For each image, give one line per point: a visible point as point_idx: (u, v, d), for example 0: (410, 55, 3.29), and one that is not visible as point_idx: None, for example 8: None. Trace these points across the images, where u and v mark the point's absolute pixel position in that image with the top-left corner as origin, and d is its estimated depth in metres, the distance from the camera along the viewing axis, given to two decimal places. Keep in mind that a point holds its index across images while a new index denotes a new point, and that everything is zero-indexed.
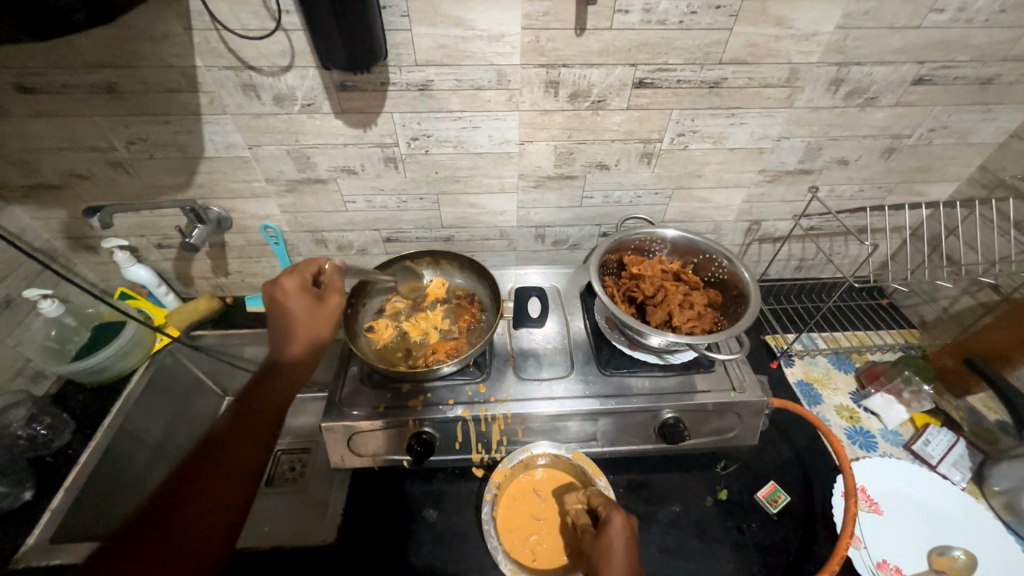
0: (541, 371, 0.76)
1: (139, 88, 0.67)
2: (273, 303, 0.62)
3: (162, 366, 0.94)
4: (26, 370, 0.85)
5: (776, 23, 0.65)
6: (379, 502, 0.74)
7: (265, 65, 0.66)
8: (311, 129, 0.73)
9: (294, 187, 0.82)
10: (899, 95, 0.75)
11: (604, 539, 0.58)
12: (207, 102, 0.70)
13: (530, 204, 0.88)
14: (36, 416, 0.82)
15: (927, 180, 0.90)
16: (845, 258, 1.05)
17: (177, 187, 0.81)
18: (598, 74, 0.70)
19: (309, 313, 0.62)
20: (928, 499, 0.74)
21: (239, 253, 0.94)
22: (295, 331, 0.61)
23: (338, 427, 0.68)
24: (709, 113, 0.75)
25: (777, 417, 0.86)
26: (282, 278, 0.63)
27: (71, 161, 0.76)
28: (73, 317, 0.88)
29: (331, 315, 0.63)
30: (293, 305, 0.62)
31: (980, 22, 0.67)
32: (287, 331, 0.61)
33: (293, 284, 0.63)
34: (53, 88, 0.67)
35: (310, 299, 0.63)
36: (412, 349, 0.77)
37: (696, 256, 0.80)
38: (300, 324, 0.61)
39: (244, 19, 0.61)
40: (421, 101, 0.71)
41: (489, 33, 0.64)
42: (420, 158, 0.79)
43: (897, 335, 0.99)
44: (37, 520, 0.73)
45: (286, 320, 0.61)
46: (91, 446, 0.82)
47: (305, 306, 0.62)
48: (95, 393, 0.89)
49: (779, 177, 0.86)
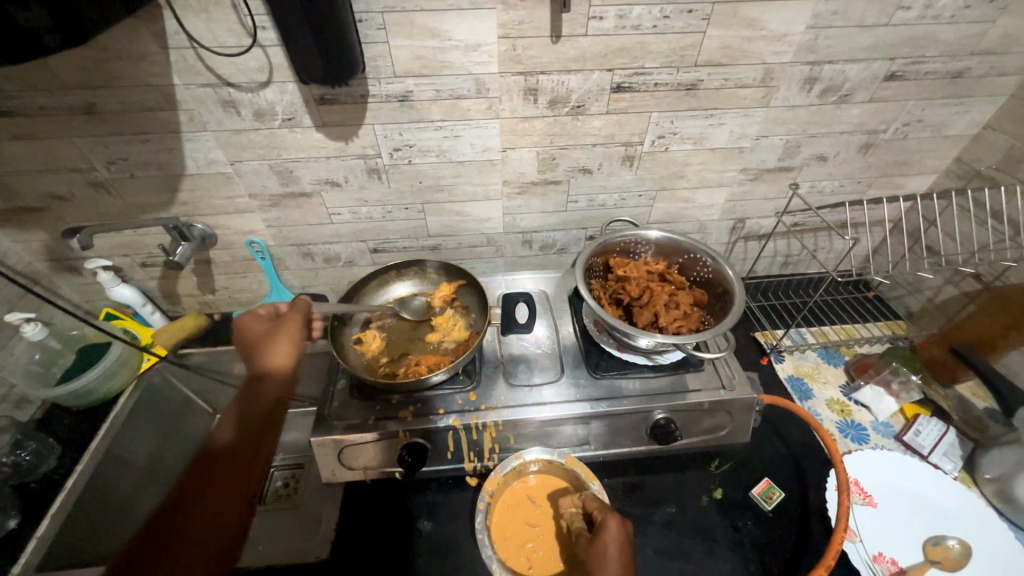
0: (532, 377, 0.76)
1: (118, 108, 0.67)
2: (241, 340, 0.67)
3: (150, 386, 0.93)
4: (10, 395, 0.83)
5: (748, 25, 0.66)
6: (371, 516, 0.73)
7: (243, 81, 0.66)
8: (293, 143, 0.73)
9: (278, 202, 0.82)
10: (872, 91, 0.77)
11: (598, 542, 0.58)
12: (187, 120, 0.70)
13: (516, 210, 0.89)
14: (21, 442, 0.81)
15: (906, 174, 0.91)
16: (830, 253, 1.06)
17: (161, 206, 0.81)
18: (576, 80, 0.70)
19: (274, 337, 0.67)
20: (921, 490, 0.74)
21: (225, 269, 0.94)
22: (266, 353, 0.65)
23: (328, 441, 0.68)
24: (687, 115, 0.76)
25: (769, 413, 0.86)
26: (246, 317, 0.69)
27: (50, 183, 0.75)
28: (56, 340, 0.87)
29: (294, 338, 0.67)
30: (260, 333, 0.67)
31: (946, 17, 0.69)
32: (254, 354, 0.66)
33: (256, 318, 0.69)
34: (31, 110, 0.66)
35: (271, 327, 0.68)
36: (399, 360, 0.77)
37: (681, 255, 0.81)
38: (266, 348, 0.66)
39: (221, 36, 0.61)
40: (401, 112, 0.71)
41: (466, 43, 0.65)
42: (403, 168, 0.79)
43: (884, 327, 1.00)
44: (22, 548, 0.72)
45: (260, 348, 0.66)
46: (77, 470, 0.80)
47: (273, 335, 0.67)
48: (80, 416, 0.87)
49: (761, 175, 0.87)
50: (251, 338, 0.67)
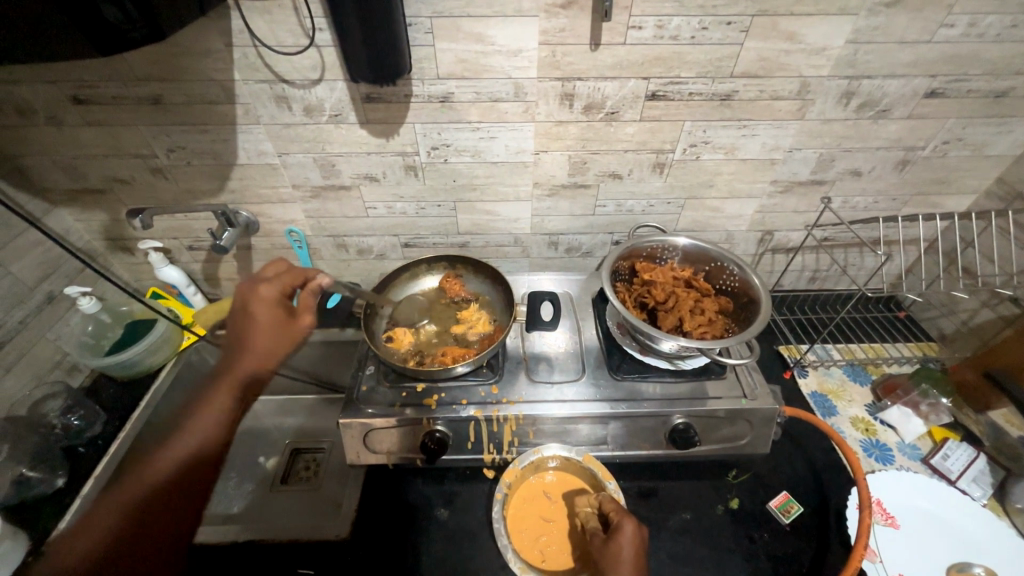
0: (553, 375, 0.77)
1: (182, 100, 0.72)
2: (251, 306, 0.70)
3: (188, 363, 0.99)
4: (63, 363, 0.89)
5: (786, 38, 0.67)
6: (389, 501, 0.75)
7: (298, 78, 0.70)
8: (337, 138, 0.77)
9: (319, 193, 0.86)
10: (911, 107, 0.76)
11: (613, 543, 0.59)
12: (243, 113, 0.74)
13: (544, 212, 0.91)
14: (71, 407, 0.85)
15: (943, 193, 0.90)
16: (861, 270, 1.04)
17: (211, 192, 0.85)
18: (612, 87, 0.72)
19: (274, 323, 0.69)
20: (948, 516, 0.72)
21: (264, 256, 0.98)
22: (256, 338, 0.68)
23: (355, 423, 0.70)
24: (720, 125, 0.77)
25: (791, 427, 0.85)
26: (253, 288, 0.71)
27: (114, 167, 0.81)
28: (108, 314, 0.92)
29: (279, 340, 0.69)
30: (263, 314, 0.69)
31: (992, 36, 0.68)
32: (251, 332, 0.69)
33: (265, 294, 0.70)
34: (104, 99, 0.72)
35: (280, 313, 0.70)
36: (426, 350, 0.80)
37: (708, 263, 0.81)
38: (267, 330, 0.68)
39: (281, 36, 0.66)
40: (442, 112, 0.75)
41: (508, 48, 0.68)
42: (439, 166, 0.82)
43: (914, 348, 0.98)
44: (68, 506, 0.77)
45: (251, 328, 0.68)
46: (121, 437, 0.86)
47: (275, 321, 0.69)
48: (123, 388, 0.93)
49: (792, 188, 0.87)
50: (249, 298, 0.70)
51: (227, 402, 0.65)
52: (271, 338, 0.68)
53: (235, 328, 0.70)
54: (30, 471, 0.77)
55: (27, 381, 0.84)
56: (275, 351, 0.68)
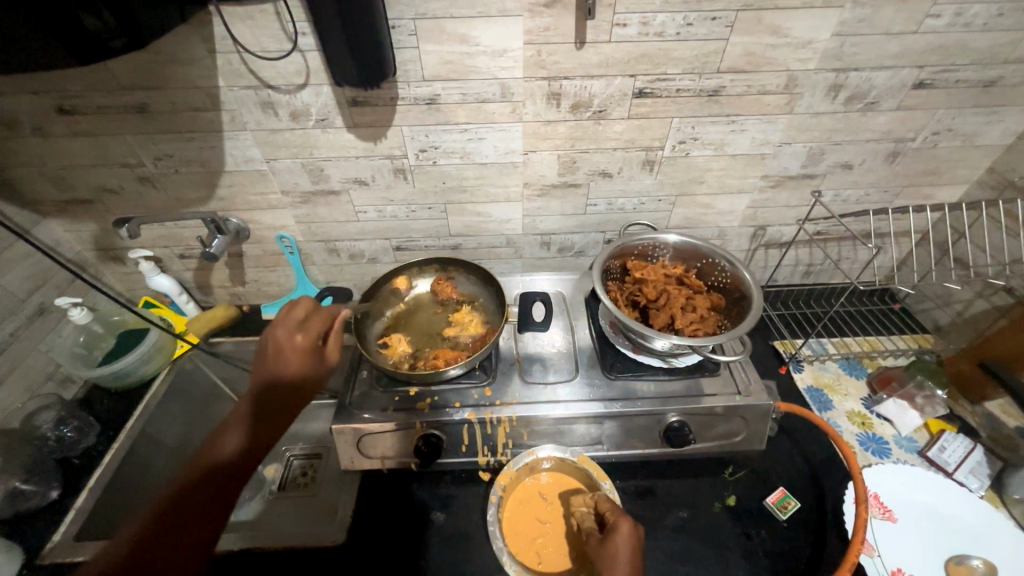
0: (546, 376, 0.77)
1: (168, 108, 0.72)
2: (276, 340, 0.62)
3: (183, 371, 0.98)
4: (55, 375, 0.89)
5: (772, 31, 0.67)
6: (385, 506, 0.75)
7: (282, 84, 0.70)
8: (325, 142, 0.77)
9: (308, 199, 0.86)
10: (900, 99, 0.76)
11: (608, 543, 0.59)
12: (229, 120, 0.74)
13: (535, 212, 0.90)
14: (65, 418, 0.85)
15: (935, 183, 0.90)
16: (854, 263, 1.04)
17: (200, 200, 0.85)
18: (599, 85, 0.72)
19: (308, 356, 0.62)
20: (945, 508, 0.72)
21: (256, 263, 0.98)
22: (285, 366, 0.61)
23: (347, 429, 0.70)
24: (708, 121, 0.77)
25: (788, 423, 0.85)
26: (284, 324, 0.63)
27: (102, 176, 0.81)
28: (100, 324, 0.94)
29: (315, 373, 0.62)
30: (293, 347, 0.62)
31: (978, 25, 0.68)
32: (280, 363, 0.61)
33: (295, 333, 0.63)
34: (89, 109, 0.71)
35: (313, 350, 0.63)
36: (417, 353, 0.80)
37: (699, 260, 0.81)
38: (294, 364, 0.61)
39: (264, 42, 0.65)
40: (429, 115, 0.74)
41: (493, 49, 0.67)
42: (428, 169, 0.82)
43: (910, 340, 0.98)
44: (63, 518, 0.77)
45: (279, 361, 0.61)
46: (114, 448, 0.85)
47: (306, 356, 0.62)
48: (117, 398, 0.93)
49: (783, 183, 0.87)
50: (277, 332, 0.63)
51: (257, 429, 0.56)
52: (303, 374, 0.61)
53: (263, 361, 0.61)
54: (24, 483, 0.77)
55: (20, 394, 0.84)
56: (307, 385, 0.61)
